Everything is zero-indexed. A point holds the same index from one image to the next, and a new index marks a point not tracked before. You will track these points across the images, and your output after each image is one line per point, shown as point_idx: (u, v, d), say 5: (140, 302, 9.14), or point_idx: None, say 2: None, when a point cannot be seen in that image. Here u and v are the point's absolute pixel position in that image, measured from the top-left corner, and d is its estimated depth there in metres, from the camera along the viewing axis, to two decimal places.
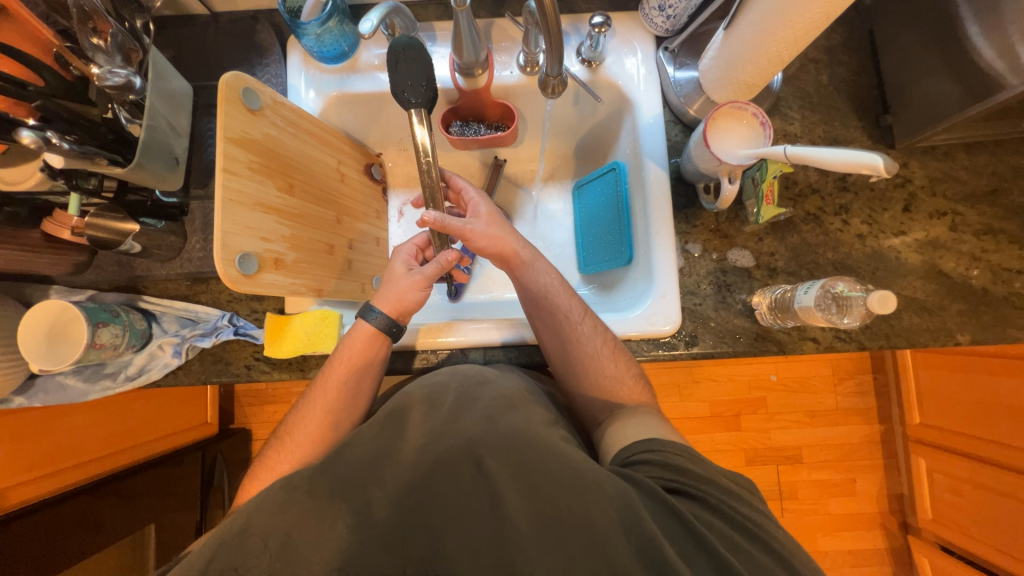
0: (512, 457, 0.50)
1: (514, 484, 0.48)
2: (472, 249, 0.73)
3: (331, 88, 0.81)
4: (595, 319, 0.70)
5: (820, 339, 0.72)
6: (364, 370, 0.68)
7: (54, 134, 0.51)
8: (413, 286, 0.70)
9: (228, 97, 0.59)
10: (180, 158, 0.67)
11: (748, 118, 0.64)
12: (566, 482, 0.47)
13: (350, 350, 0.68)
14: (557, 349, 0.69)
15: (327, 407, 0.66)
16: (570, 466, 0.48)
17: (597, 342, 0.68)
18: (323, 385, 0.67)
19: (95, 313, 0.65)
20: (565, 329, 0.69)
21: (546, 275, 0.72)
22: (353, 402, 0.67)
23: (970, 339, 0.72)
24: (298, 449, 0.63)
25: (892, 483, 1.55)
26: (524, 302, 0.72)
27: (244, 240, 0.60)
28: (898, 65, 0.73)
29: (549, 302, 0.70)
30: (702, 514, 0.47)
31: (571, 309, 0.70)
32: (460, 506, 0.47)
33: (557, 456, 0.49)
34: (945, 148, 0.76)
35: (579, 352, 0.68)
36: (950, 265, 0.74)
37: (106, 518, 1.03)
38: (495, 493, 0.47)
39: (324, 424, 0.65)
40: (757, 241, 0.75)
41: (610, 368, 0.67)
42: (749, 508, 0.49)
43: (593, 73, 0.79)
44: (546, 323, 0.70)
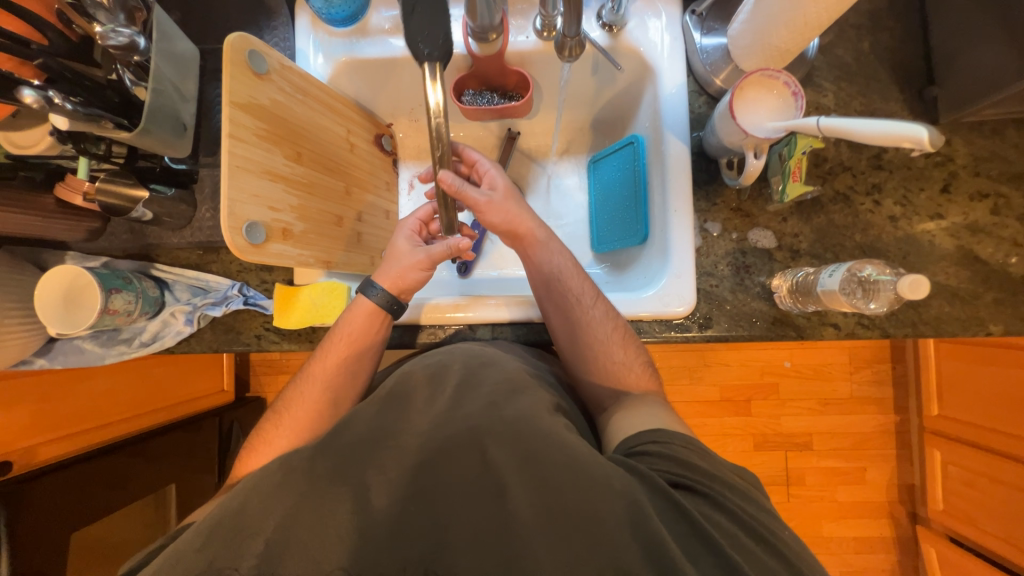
0: (516, 445, 0.49)
1: (518, 475, 0.47)
2: (484, 222, 0.71)
3: (339, 53, 0.78)
4: (607, 305, 0.69)
5: (842, 325, 0.69)
6: (363, 345, 0.68)
7: (56, 94, 0.50)
8: (415, 265, 0.69)
9: (234, 60, 0.57)
10: (188, 124, 0.65)
11: (780, 88, 0.60)
12: (573, 475, 0.46)
13: (351, 326, 0.68)
14: (566, 333, 0.68)
15: (327, 382, 0.67)
16: (575, 458, 0.47)
17: (607, 328, 0.67)
18: (322, 360, 0.67)
19: (108, 280, 0.66)
20: (577, 313, 0.68)
21: (559, 257, 0.71)
22: (353, 378, 0.68)
23: (1004, 329, 0.68)
24: (296, 424, 0.64)
25: (904, 473, 1.53)
26: (535, 283, 0.71)
27: (251, 209, 0.59)
28: (948, 31, 0.67)
29: (561, 286, 0.69)
30: (707, 511, 0.46)
31: (583, 293, 0.68)
32: (464, 493, 0.47)
33: (563, 448, 0.48)
34: (992, 125, 0.70)
35: (589, 337, 0.67)
36: (988, 251, 0.69)
37: (128, 476, 1.07)
38: (500, 481, 0.47)
39: (323, 399, 0.66)
40: (781, 221, 0.71)
41: (619, 355, 0.66)
42: (754, 505, 0.48)
43: (614, 38, 0.74)
44: (557, 305, 0.69)
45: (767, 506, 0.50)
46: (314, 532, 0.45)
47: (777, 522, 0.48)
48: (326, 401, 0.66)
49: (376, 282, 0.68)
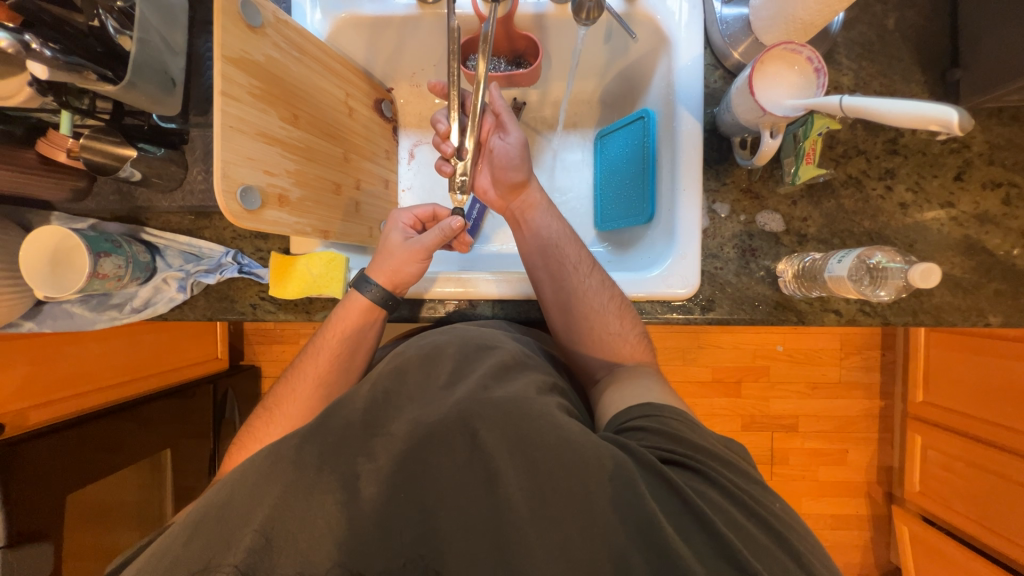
0: (507, 427, 0.49)
1: (512, 456, 0.47)
2: (504, 171, 0.69)
3: (339, 9, 0.74)
4: (602, 275, 0.68)
5: (844, 312, 0.69)
6: (355, 339, 0.67)
7: (33, 38, 0.47)
8: (411, 257, 0.66)
9: (226, 10, 0.53)
10: (177, 79, 0.61)
11: (801, 64, 0.58)
12: (563, 456, 0.46)
13: (344, 321, 0.67)
14: (560, 303, 0.67)
15: (319, 378, 0.65)
16: (568, 438, 0.47)
17: (603, 298, 0.66)
18: (315, 356, 0.66)
19: (96, 243, 0.63)
20: (572, 280, 0.67)
21: (555, 223, 0.71)
22: (344, 375, 0.67)
23: (1003, 320, 0.68)
24: (287, 421, 0.63)
25: (884, 455, 1.58)
26: (531, 251, 0.71)
27: (245, 172, 0.56)
28: (978, 9, 0.64)
29: (557, 251, 0.69)
30: (700, 486, 0.47)
31: (578, 261, 0.68)
32: (461, 474, 0.47)
33: (556, 429, 0.48)
34: (1012, 112, 0.69)
35: (583, 307, 0.66)
36: (994, 241, 0.69)
37: (122, 441, 1.07)
38: (493, 463, 0.47)
39: (314, 397, 0.64)
40: (790, 204, 0.70)
41: (615, 326, 0.66)
42: (747, 481, 0.49)
43: (630, 4, 0.71)
44: (551, 274, 0.68)
45: (761, 478, 0.51)
46: (320, 498, 0.46)
47: (777, 498, 0.49)
48: (315, 401, 0.64)
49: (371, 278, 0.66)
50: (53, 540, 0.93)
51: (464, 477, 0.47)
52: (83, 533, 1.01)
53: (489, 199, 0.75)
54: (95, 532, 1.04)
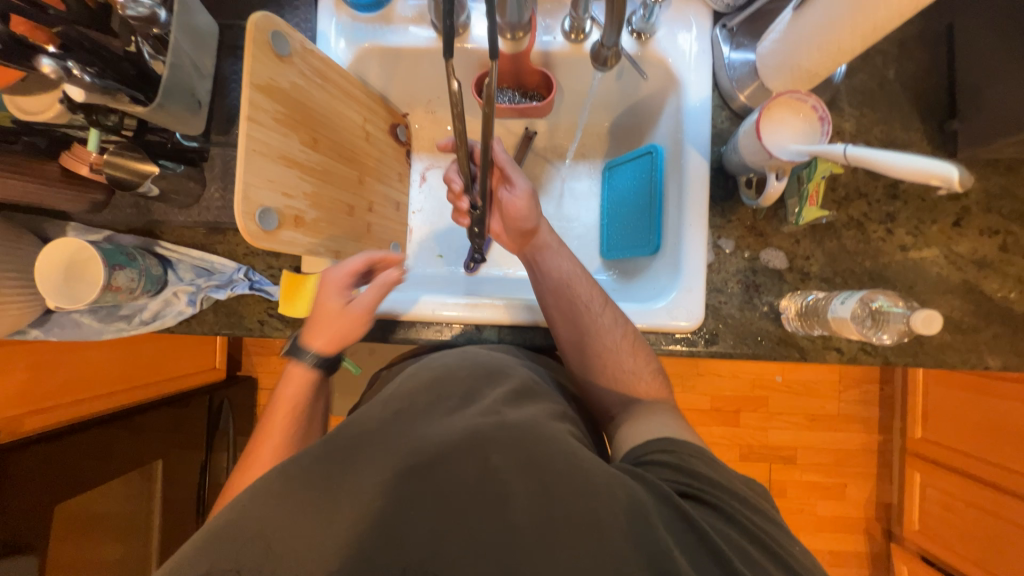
0: (520, 452, 0.49)
1: (524, 484, 0.47)
2: (511, 219, 0.72)
3: (363, 39, 0.76)
4: (615, 312, 0.69)
5: (845, 349, 0.70)
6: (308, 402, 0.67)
7: (75, 65, 0.49)
8: (351, 319, 0.65)
9: (257, 40, 0.55)
10: (202, 101, 0.64)
11: (806, 111, 0.60)
12: (574, 486, 0.46)
13: (292, 388, 0.66)
14: (574, 340, 0.68)
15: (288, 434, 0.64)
16: (581, 471, 0.47)
17: (616, 336, 0.67)
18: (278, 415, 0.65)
19: (112, 256, 0.64)
20: (584, 319, 0.68)
21: (567, 263, 0.72)
22: (308, 426, 0.67)
23: (1001, 364, 0.70)
24: None
25: (882, 491, 1.57)
26: (544, 289, 0.71)
27: (265, 194, 0.58)
28: (974, 66, 0.67)
29: (569, 290, 0.70)
30: (717, 523, 0.47)
31: (591, 299, 0.69)
32: (469, 501, 0.47)
33: (568, 458, 0.48)
34: (1008, 163, 0.71)
35: (597, 345, 0.67)
36: (992, 286, 0.70)
37: (112, 449, 1.05)
38: (502, 491, 0.47)
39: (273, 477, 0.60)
40: (793, 242, 0.72)
41: (629, 363, 0.66)
42: (764, 518, 0.49)
43: (643, 46, 0.73)
44: (564, 312, 0.69)
45: (778, 519, 0.51)
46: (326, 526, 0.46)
47: (789, 539, 0.49)
48: (289, 454, 0.62)
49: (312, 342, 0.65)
50: (36, 553, 0.91)
51: (471, 503, 0.47)
52: (70, 544, 0.98)
53: (501, 242, 0.79)
54: (82, 543, 1.02)
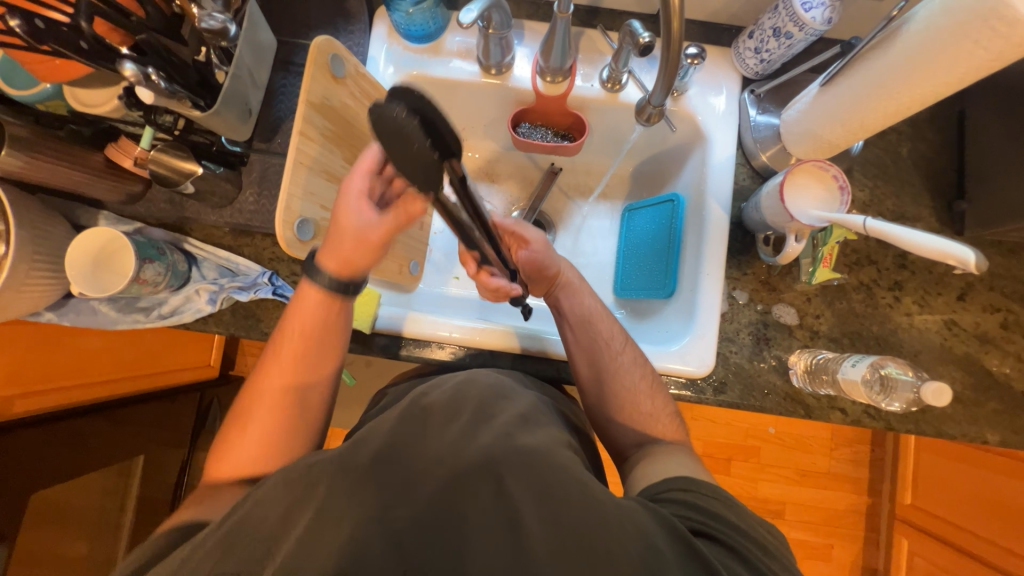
0: (534, 474, 0.50)
1: (537, 508, 0.48)
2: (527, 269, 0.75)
3: (410, 66, 0.78)
4: (635, 352, 0.70)
5: (850, 411, 0.71)
6: (319, 334, 0.63)
7: (154, 71, 0.51)
8: (361, 245, 0.57)
9: (317, 61, 0.59)
10: (253, 110, 0.67)
11: (827, 179, 0.63)
12: (588, 514, 0.47)
13: (301, 320, 0.63)
14: (593, 377, 0.69)
15: (282, 405, 0.62)
16: (594, 500, 0.48)
17: (636, 376, 0.68)
18: (274, 380, 0.63)
19: (144, 249, 0.65)
20: (605, 356, 0.69)
21: (589, 299, 0.73)
22: (325, 360, 0.65)
23: (1000, 439, 0.71)
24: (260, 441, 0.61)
25: (869, 556, 1.55)
26: (566, 323, 0.73)
27: (305, 206, 0.60)
28: (983, 153, 0.72)
29: (591, 325, 0.71)
30: (730, 562, 0.48)
31: (611, 336, 0.70)
32: (484, 524, 0.47)
33: (581, 485, 0.49)
34: (1011, 246, 0.75)
35: (616, 383, 0.68)
36: (993, 362, 0.73)
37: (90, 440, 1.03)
38: (516, 513, 0.47)
39: (286, 398, 0.63)
40: (805, 300, 0.74)
41: (646, 405, 0.67)
42: (777, 563, 0.49)
43: (674, 102, 0.77)
44: (586, 348, 0.70)
45: (791, 565, 0.51)
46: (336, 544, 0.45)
47: None
48: (298, 390, 0.63)
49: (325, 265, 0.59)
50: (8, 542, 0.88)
51: (485, 527, 0.47)
52: (38, 532, 0.94)
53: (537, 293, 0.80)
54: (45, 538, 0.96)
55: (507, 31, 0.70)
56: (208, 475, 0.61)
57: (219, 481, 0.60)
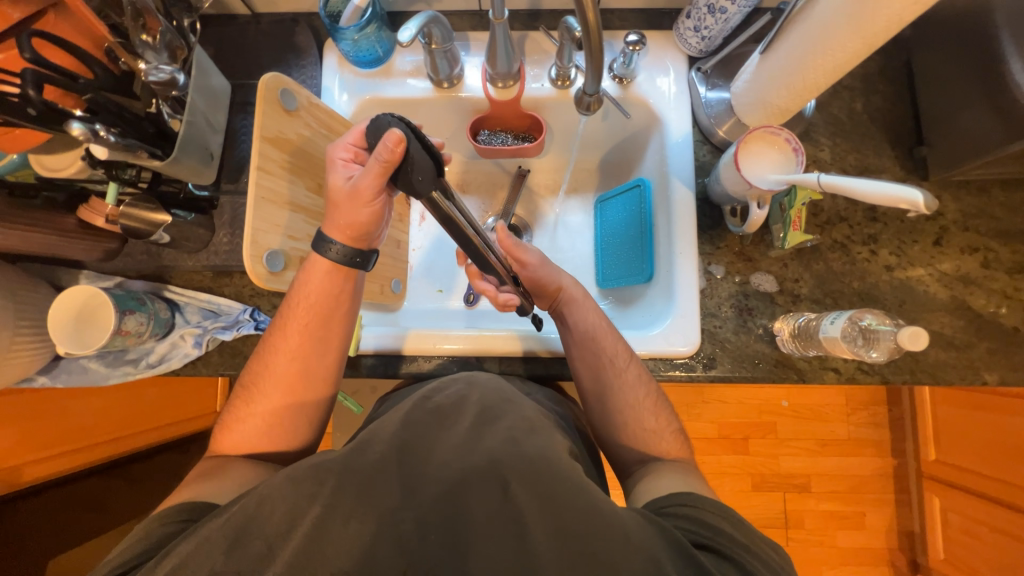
0: (537, 483, 0.50)
1: (540, 513, 0.48)
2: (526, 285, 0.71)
3: (364, 92, 0.80)
4: (640, 368, 0.69)
5: (842, 369, 0.70)
6: (327, 308, 0.63)
7: (102, 126, 0.52)
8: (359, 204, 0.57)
9: (267, 98, 0.61)
10: (215, 153, 0.69)
11: (781, 143, 0.64)
12: (592, 522, 0.47)
13: (309, 288, 0.63)
14: (596, 393, 0.69)
15: (286, 382, 0.63)
16: (597, 508, 0.48)
17: (639, 394, 0.67)
18: (279, 357, 0.64)
19: (123, 301, 0.67)
20: (609, 375, 0.68)
21: (594, 315, 0.70)
22: (335, 335, 0.65)
23: (999, 379, 0.70)
24: (268, 403, 0.63)
25: (903, 519, 1.52)
26: (569, 340, 0.71)
27: (272, 238, 0.62)
28: (935, 97, 0.72)
29: (594, 343, 0.69)
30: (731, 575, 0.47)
31: (616, 353, 0.68)
32: (489, 529, 0.48)
33: (585, 494, 0.49)
34: (979, 184, 0.75)
35: (619, 401, 0.67)
36: (979, 302, 0.72)
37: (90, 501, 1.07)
38: (520, 518, 0.48)
39: (295, 371, 0.64)
40: (782, 266, 0.74)
41: (650, 423, 0.67)
42: None
43: (624, 89, 0.78)
44: (589, 365, 0.69)
45: None
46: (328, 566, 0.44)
47: None
48: (305, 362, 0.64)
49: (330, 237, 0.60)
50: None
51: (489, 535, 0.47)
52: None
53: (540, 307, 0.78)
54: None
55: (451, 43, 0.72)
56: (215, 447, 0.63)
57: (227, 452, 0.62)
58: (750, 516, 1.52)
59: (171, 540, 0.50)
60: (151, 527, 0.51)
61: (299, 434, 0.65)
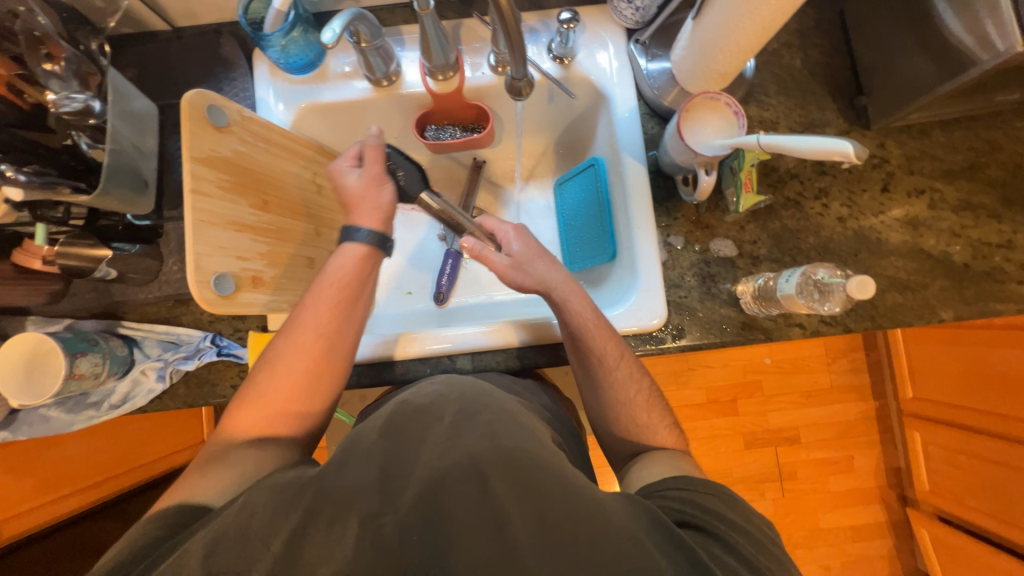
0: (518, 477, 0.48)
1: (521, 507, 0.47)
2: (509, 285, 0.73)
3: (300, 99, 0.78)
4: (633, 366, 0.67)
5: (806, 324, 0.72)
6: (358, 282, 0.68)
7: (9, 167, 0.52)
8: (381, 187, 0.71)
9: (192, 116, 0.58)
10: (149, 180, 0.66)
11: (722, 109, 0.64)
12: (572, 510, 0.47)
13: (344, 263, 0.68)
14: (589, 389, 0.69)
15: (306, 360, 0.63)
16: (577, 497, 0.48)
17: (631, 390, 0.66)
18: (301, 334, 0.63)
19: (72, 344, 0.64)
20: (599, 373, 0.67)
21: (581, 315, 0.68)
22: (362, 313, 0.68)
23: (954, 314, 0.72)
24: (284, 387, 0.62)
25: (889, 457, 1.58)
26: (563, 337, 0.70)
27: (218, 261, 0.60)
28: (870, 45, 0.73)
29: (583, 342, 0.67)
30: (713, 549, 0.48)
31: (607, 353, 0.66)
32: (469, 525, 0.46)
33: (564, 484, 0.49)
34: (920, 127, 0.76)
35: (611, 396, 0.67)
36: (931, 242, 0.74)
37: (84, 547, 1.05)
38: (501, 513, 0.46)
39: (318, 349, 0.64)
40: (739, 230, 0.75)
41: (643, 417, 0.65)
42: (768, 558, 0.49)
43: (566, 69, 0.77)
44: (581, 362, 0.68)
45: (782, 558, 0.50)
46: None
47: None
48: (330, 339, 0.64)
49: (362, 223, 0.68)
50: None
51: (471, 532, 0.45)
52: None
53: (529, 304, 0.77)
54: None
55: (382, 39, 0.70)
56: (217, 437, 0.60)
57: (227, 435, 0.59)
58: (746, 474, 1.56)
59: (155, 547, 0.47)
60: (135, 534, 0.48)
61: (313, 420, 0.63)
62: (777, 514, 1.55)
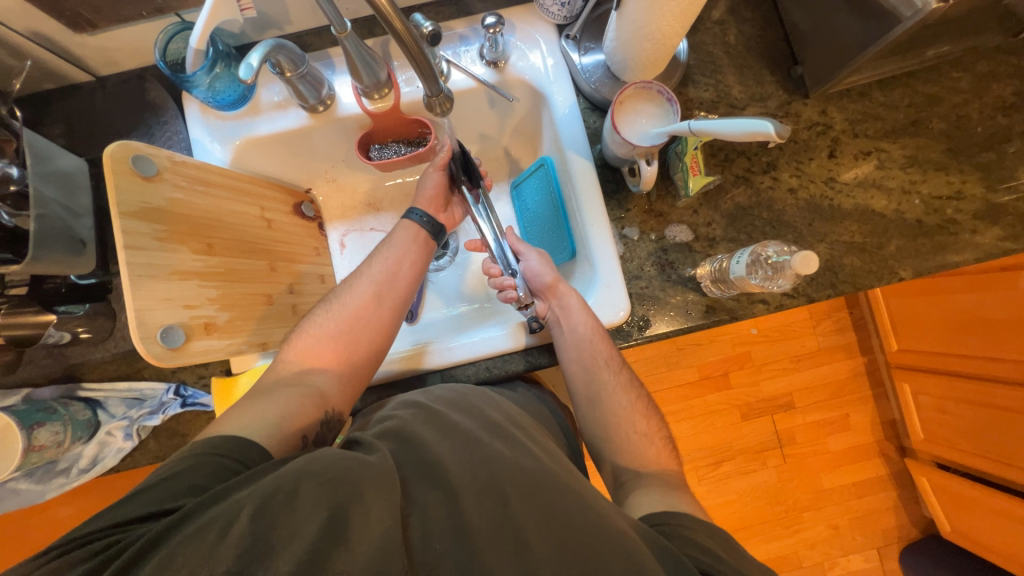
0: (541, 502, 0.48)
1: (541, 529, 0.46)
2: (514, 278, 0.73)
3: (235, 135, 0.76)
4: (629, 373, 0.71)
5: (770, 300, 0.72)
6: (409, 253, 0.74)
7: None
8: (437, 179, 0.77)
9: (115, 169, 0.56)
10: (86, 238, 0.66)
11: (655, 96, 0.66)
12: (587, 533, 0.46)
13: (399, 240, 0.74)
14: (589, 396, 0.70)
15: (368, 307, 0.68)
16: (594, 518, 0.47)
17: (630, 397, 0.70)
18: (367, 285, 0.69)
19: (28, 415, 0.64)
20: (601, 379, 0.69)
21: (589, 317, 0.70)
22: (410, 278, 0.72)
23: (913, 273, 0.73)
24: (332, 338, 0.65)
25: (883, 411, 1.60)
26: (565, 341, 0.70)
27: (163, 313, 0.58)
28: (799, 14, 0.73)
29: (589, 345, 0.68)
30: None
31: (609, 360, 0.69)
32: (490, 535, 0.46)
33: (582, 504, 0.49)
34: (859, 89, 0.76)
35: (612, 405, 0.69)
36: (882, 204, 0.74)
37: None
38: (520, 534, 0.46)
39: (371, 295, 0.69)
40: (692, 214, 0.74)
41: (642, 426, 0.68)
42: None
43: (501, 73, 0.77)
44: (585, 368, 0.69)
45: None
46: None
47: None
48: (380, 291, 0.69)
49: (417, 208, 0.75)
50: None
51: (490, 545, 0.45)
52: None
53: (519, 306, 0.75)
54: None
55: (308, 65, 0.68)
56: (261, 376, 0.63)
57: (269, 380, 0.61)
58: (746, 445, 1.57)
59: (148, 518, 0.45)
60: (103, 519, 0.45)
61: (356, 375, 0.65)
62: (781, 481, 1.56)
